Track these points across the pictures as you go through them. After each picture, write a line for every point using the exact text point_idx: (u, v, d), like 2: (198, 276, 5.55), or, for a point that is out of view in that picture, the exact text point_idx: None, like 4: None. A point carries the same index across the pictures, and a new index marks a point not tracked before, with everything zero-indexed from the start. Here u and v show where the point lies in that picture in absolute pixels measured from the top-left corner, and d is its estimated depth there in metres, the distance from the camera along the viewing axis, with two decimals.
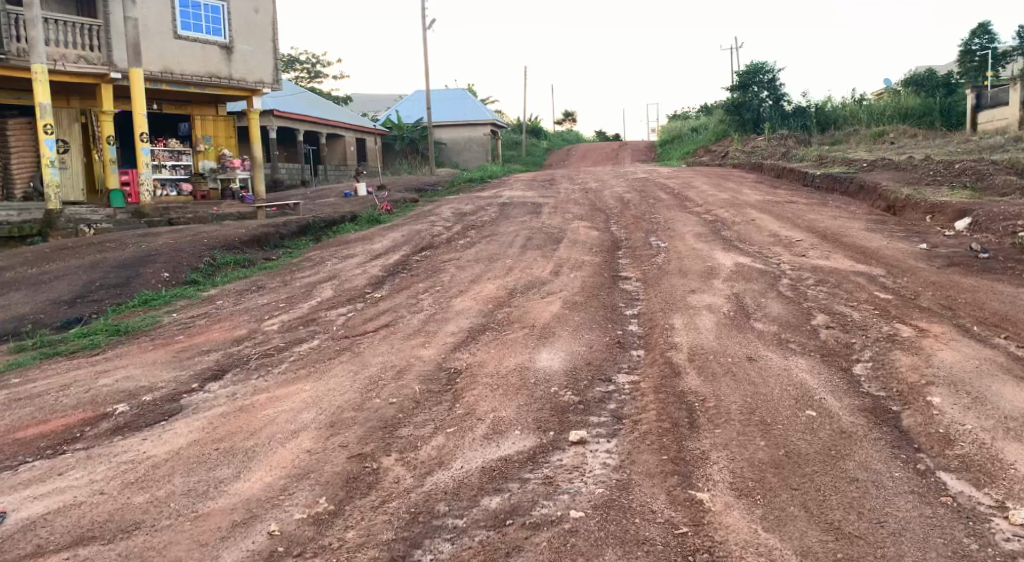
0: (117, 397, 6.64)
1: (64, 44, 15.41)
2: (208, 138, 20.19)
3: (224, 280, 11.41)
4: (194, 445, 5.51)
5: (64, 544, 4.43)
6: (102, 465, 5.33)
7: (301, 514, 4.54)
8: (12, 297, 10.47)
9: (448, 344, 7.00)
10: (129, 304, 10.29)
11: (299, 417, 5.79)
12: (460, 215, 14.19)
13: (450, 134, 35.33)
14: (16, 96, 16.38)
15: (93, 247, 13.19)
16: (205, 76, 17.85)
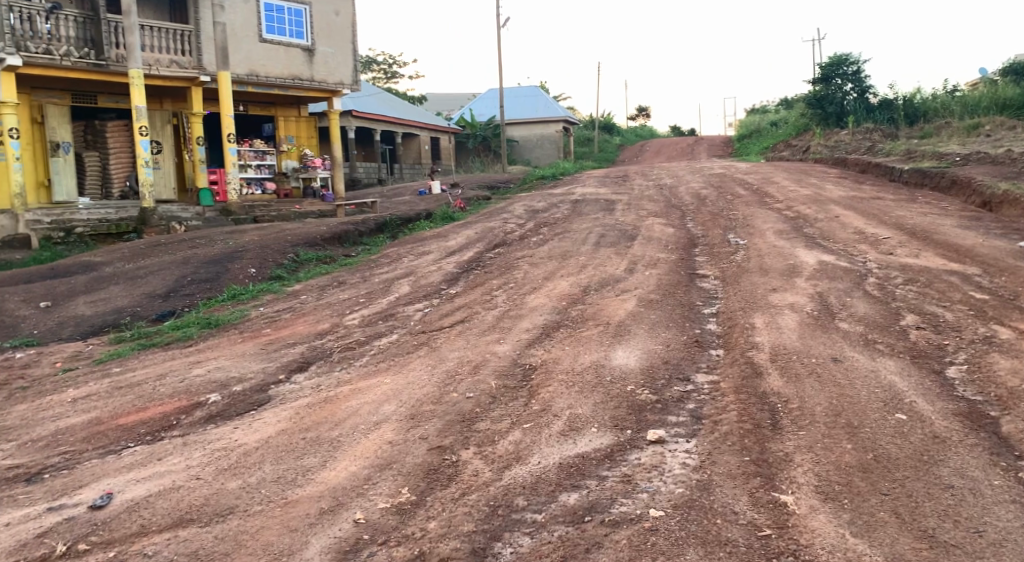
0: (210, 387, 6.93)
1: (157, 49, 16.11)
2: (292, 138, 20.91)
3: (307, 276, 11.74)
4: (282, 434, 5.71)
5: (166, 525, 4.63)
6: (198, 452, 5.56)
7: (386, 503, 4.66)
8: (111, 289, 11.01)
9: (523, 341, 7.04)
10: (218, 298, 10.70)
11: (381, 409, 5.93)
12: (533, 212, 14.24)
13: (524, 132, 35.38)
14: (116, 99, 17.23)
15: (184, 243, 13.76)
16: (287, 77, 18.37)
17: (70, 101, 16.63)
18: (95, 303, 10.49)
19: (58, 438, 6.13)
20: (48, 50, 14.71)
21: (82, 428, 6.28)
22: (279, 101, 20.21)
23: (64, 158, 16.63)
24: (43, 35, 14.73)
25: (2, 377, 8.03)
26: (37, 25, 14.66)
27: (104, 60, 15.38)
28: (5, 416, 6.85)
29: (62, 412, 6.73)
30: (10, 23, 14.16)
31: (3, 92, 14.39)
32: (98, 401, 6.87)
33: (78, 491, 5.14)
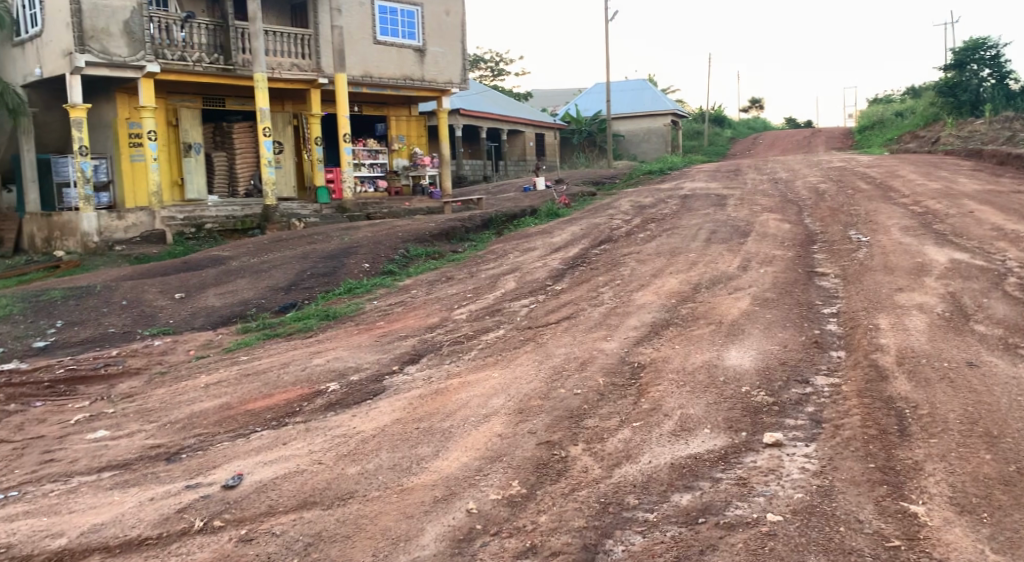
0: (329, 376, 7.23)
1: (280, 53, 16.89)
2: (402, 137, 21.25)
3: (417, 271, 12.03)
4: (397, 423, 5.87)
5: (291, 506, 4.84)
6: (319, 437, 5.80)
7: (497, 495, 4.72)
8: (237, 282, 11.59)
9: (631, 339, 6.97)
10: (335, 292, 11.11)
11: (490, 402, 6.01)
12: (640, 208, 14.06)
13: (630, 126, 35.06)
14: (242, 101, 18.17)
15: (303, 239, 14.35)
16: (400, 78, 18.83)
17: (201, 105, 17.62)
18: (224, 295, 11.09)
19: (193, 421, 6.52)
20: (183, 57, 15.61)
21: (214, 413, 6.65)
22: (391, 100, 20.65)
23: (196, 158, 17.66)
24: (178, 43, 15.65)
25: (142, 362, 8.60)
26: (173, 33, 15.59)
27: (231, 65, 16.23)
28: (146, 398, 7.33)
29: (196, 397, 7.15)
30: (149, 32, 15.11)
31: (143, 97, 15.34)
32: (228, 387, 7.26)
33: (213, 471, 5.44)
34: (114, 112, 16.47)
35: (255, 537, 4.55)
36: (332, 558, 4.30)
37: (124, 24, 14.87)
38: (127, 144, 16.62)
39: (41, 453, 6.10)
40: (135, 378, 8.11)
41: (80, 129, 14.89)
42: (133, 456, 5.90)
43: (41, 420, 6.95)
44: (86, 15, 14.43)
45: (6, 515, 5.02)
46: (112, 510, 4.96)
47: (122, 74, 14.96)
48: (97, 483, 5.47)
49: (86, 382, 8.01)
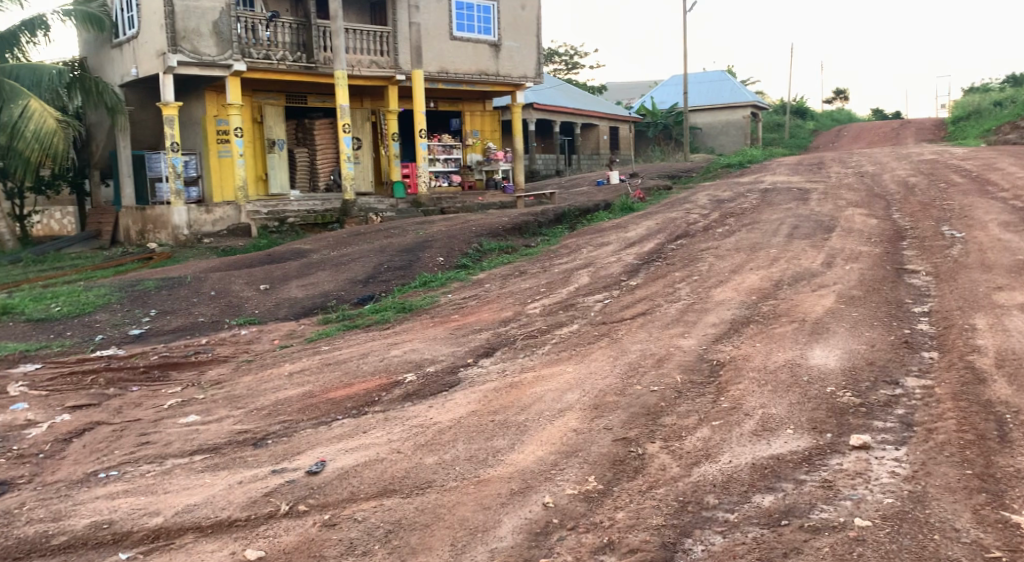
0: (406, 366, 7.35)
1: (360, 51, 17.20)
2: (476, 132, 21.49)
3: (491, 265, 12.09)
4: (473, 415, 5.92)
5: (371, 494, 4.94)
6: (398, 427, 5.90)
7: (573, 490, 4.72)
8: (318, 275, 11.88)
9: (710, 336, 6.85)
10: (411, 285, 11.28)
11: (565, 397, 6.00)
12: (718, 202, 13.80)
13: (707, 119, 34.44)
14: (323, 99, 18.58)
15: (380, 233, 14.61)
16: (475, 73, 18.95)
17: (284, 102, 18.10)
18: (305, 287, 11.38)
19: (278, 408, 6.72)
20: (267, 55, 16.06)
21: (298, 400, 6.83)
22: (466, 95, 20.83)
23: (279, 154, 18.20)
24: (263, 42, 16.11)
25: (230, 350, 8.91)
26: (259, 33, 16.06)
27: (313, 63, 16.62)
28: (233, 385, 7.59)
29: (280, 385, 7.36)
30: (237, 32, 15.59)
31: (230, 95, 15.84)
32: (310, 376, 7.47)
33: (297, 457, 5.60)
34: (203, 109, 17.08)
35: (338, 522, 4.66)
36: (411, 546, 4.37)
37: (213, 24, 15.39)
38: (215, 141, 17.23)
39: (137, 435, 6.38)
40: (223, 365, 8.41)
41: (172, 126, 15.50)
42: (223, 441, 6.11)
43: (137, 403, 7.26)
44: (179, 16, 14.98)
45: (108, 493, 5.26)
46: (203, 492, 5.15)
47: (210, 73, 15.49)
48: (189, 465, 5.69)
49: (178, 368, 8.34)
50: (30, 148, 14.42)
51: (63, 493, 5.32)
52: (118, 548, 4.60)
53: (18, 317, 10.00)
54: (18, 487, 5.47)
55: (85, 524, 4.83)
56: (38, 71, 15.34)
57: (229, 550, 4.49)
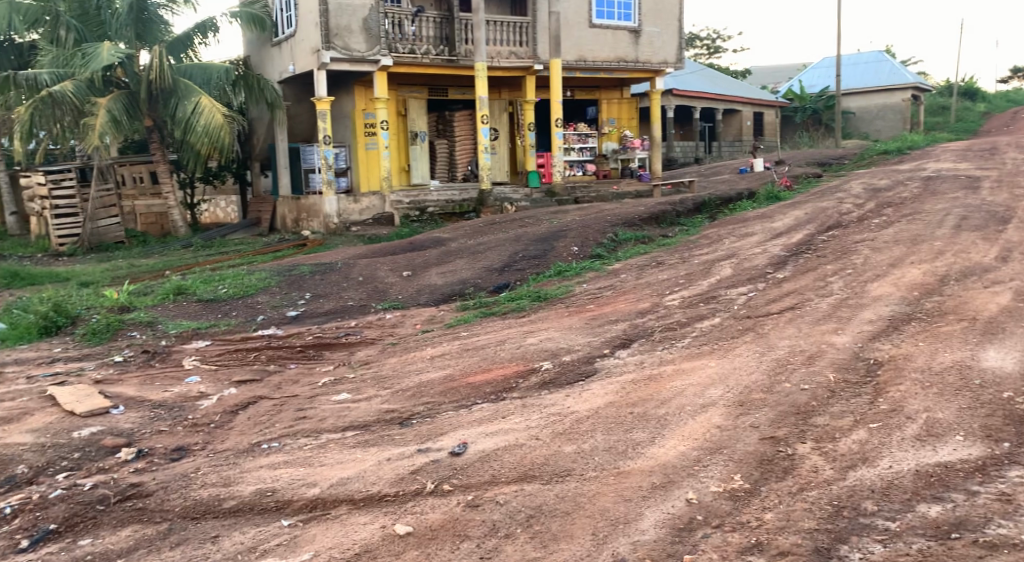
0: (542, 355, 7.40)
1: (500, 42, 17.42)
2: (613, 120, 21.16)
3: (627, 255, 11.96)
4: (611, 405, 5.88)
5: (512, 478, 5.01)
6: (535, 414, 5.94)
7: (718, 488, 4.61)
8: (457, 262, 12.16)
9: (866, 334, 6.48)
10: (546, 274, 11.34)
11: (707, 392, 5.85)
12: (874, 191, 13.04)
13: (862, 103, 32.63)
14: (463, 91, 18.84)
15: (515, 222, 14.77)
16: (613, 61, 18.76)
17: (427, 95, 18.57)
18: (445, 274, 11.66)
19: (421, 390, 6.93)
20: (412, 50, 16.55)
21: (439, 383, 7.02)
22: (604, 82, 20.54)
23: (421, 146, 18.74)
24: (409, 37, 16.61)
25: (376, 333, 9.28)
26: (404, 28, 16.55)
27: (455, 56, 16.97)
28: (380, 366, 7.91)
29: (422, 367, 7.60)
30: (384, 28, 16.15)
31: (377, 89, 16.43)
32: (451, 360, 7.67)
33: (440, 438, 5.75)
34: (352, 103, 17.79)
35: (480, 504, 4.75)
36: (553, 533, 4.41)
37: (362, 21, 16.00)
38: (362, 133, 17.96)
39: (295, 410, 6.74)
40: (370, 347, 8.77)
41: (324, 120, 16.27)
42: (371, 419, 6.37)
43: (294, 380, 7.70)
44: (332, 14, 15.66)
45: (270, 463, 5.60)
46: (355, 466, 5.39)
47: (360, 68, 16.13)
48: (342, 440, 5.97)
49: (330, 348, 8.77)
50: (200, 141, 15.51)
51: (232, 461, 5.70)
52: (280, 515, 4.89)
53: (190, 297, 10.80)
54: (193, 453, 5.92)
55: (251, 491, 5.16)
56: (208, 70, 16.44)
57: (379, 523, 4.67)
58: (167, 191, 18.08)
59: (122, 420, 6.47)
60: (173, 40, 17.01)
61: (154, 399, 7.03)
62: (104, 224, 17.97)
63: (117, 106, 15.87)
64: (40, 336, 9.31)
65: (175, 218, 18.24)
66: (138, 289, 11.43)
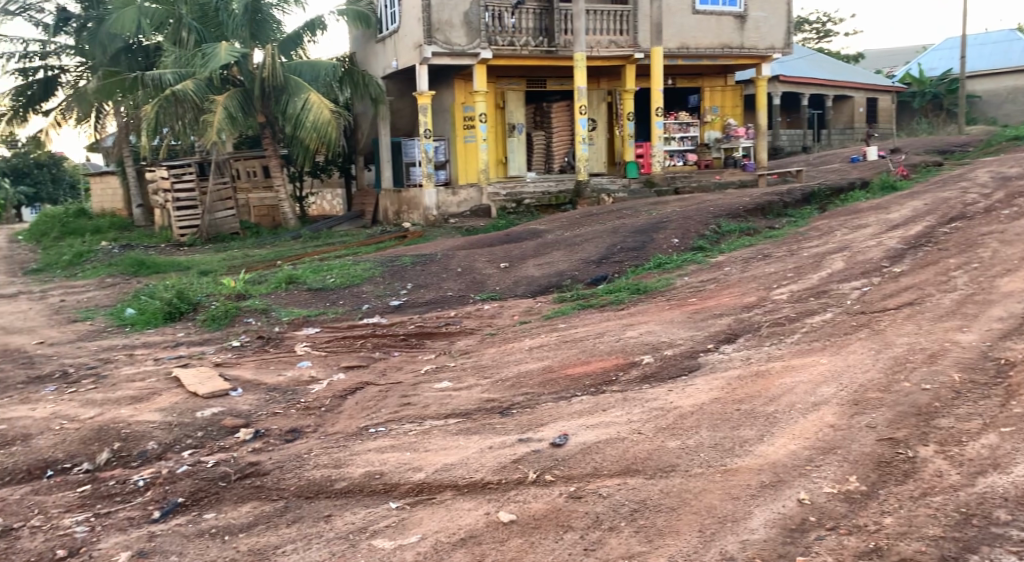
0: (643, 348, 7.31)
1: (600, 31, 17.28)
2: (716, 108, 20.58)
3: (731, 247, 11.66)
4: (716, 402, 5.76)
5: (615, 471, 4.98)
6: (637, 408, 5.88)
7: (832, 488, 4.45)
8: (554, 254, 12.14)
9: (995, 332, 6.11)
10: (646, 267, 11.19)
11: (819, 391, 5.64)
12: (1002, 180, 12.25)
13: (990, 85, 30.69)
14: (561, 82, 18.82)
15: (613, 214, 14.61)
16: (717, 47, 18.29)
17: (525, 87, 18.62)
18: (542, 266, 11.67)
19: (521, 380, 6.97)
20: (512, 42, 16.61)
21: (538, 374, 7.05)
22: (706, 69, 20.08)
23: (518, 138, 18.82)
24: (509, 29, 16.67)
25: (475, 323, 9.39)
26: (504, 20, 16.63)
27: (554, 47, 16.94)
28: (480, 356, 8.00)
29: (521, 358, 7.63)
30: (485, 20, 16.26)
31: (476, 82, 16.58)
32: (549, 351, 7.67)
33: (541, 429, 5.76)
34: (452, 97, 18.03)
35: (583, 496, 4.74)
36: (658, 528, 4.36)
37: (464, 15, 16.18)
38: (461, 126, 18.18)
39: (400, 396, 6.90)
40: (470, 337, 8.87)
41: (425, 114, 16.56)
42: (473, 407, 6.46)
43: (398, 367, 7.89)
44: (434, 9, 15.89)
45: (378, 446, 5.75)
46: (459, 453, 5.47)
47: (461, 61, 16.32)
48: (445, 427, 6.07)
49: (432, 337, 8.92)
50: (309, 136, 16.05)
51: (342, 443, 5.88)
52: (388, 497, 5.03)
53: (301, 285, 11.21)
54: (306, 435, 6.14)
55: (360, 473, 5.31)
56: (317, 67, 16.98)
57: (484, 510, 4.73)
58: (278, 184, 18.81)
59: (240, 402, 6.78)
60: (285, 38, 17.63)
61: (269, 382, 7.33)
62: (221, 215, 18.92)
63: (233, 103, 16.60)
64: (165, 321, 9.86)
65: (285, 210, 18.97)
66: (253, 278, 11.96)
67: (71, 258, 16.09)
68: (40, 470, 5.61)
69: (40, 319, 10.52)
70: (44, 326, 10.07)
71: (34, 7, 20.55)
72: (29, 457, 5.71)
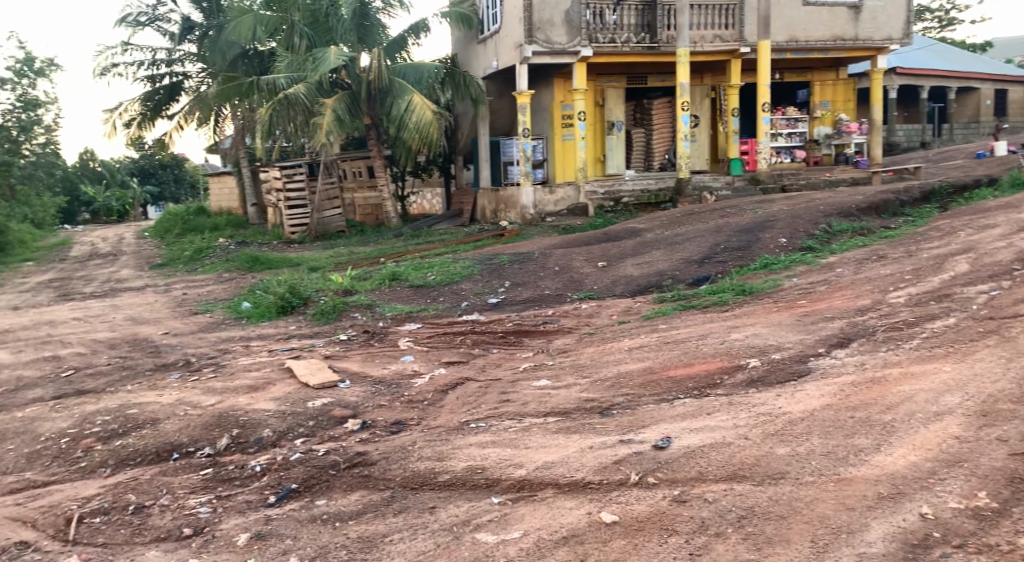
0: (749, 351, 7.10)
1: (704, 26, 16.97)
2: (826, 102, 19.66)
3: (843, 247, 11.18)
4: (828, 408, 5.53)
5: (721, 476, 4.86)
6: (744, 413, 5.71)
7: (958, 504, 4.21)
8: (653, 254, 11.97)
9: None
10: (751, 267, 10.88)
11: (942, 400, 5.34)
12: None
13: None
14: (663, 78, 18.50)
15: (717, 212, 14.30)
16: (829, 40, 17.60)
17: (625, 84, 18.41)
18: (642, 265, 11.51)
19: (621, 380, 6.91)
20: (613, 39, 16.49)
21: (639, 375, 6.96)
22: (816, 62, 19.20)
23: (617, 136, 18.66)
24: (610, 26, 16.59)
25: (574, 322, 9.37)
26: (606, 17, 16.55)
27: (657, 43, 16.68)
28: (579, 355, 7.96)
29: (621, 358, 7.56)
30: (586, 18, 16.20)
31: (576, 80, 16.53)
32: (650, 352, 7.56)
33: (643, 431, 5.68)
34: (551, 96, 18.05)
35: (688, 499, 4.65)
36: (767, 535, 4.24)
37: (565, 13, 16.14)
38: (560, 124, 18.15)
39: (499, 392, 6.95)
40: (567, 335, 8.85)
41: (524, 113, 16.63)
42: (573, 406, 6.44)
43: (497, 364, 7.96)
44: (535, 8, 15.92)
45: (479, 441, 5.80)
46: (559, 451, 5.47)
47: (561, 60, 16.31)
48: (545, 425, 6.07)
49: (530, 335, 8.95)
50: (412, 137, 16.39)
51: (444, 437, 5.96)
52: (490, 492, 5.07)
53: (404, 282, 11.45)
54: (410, 427, 6.27)
55: (463, 467, 5.37)
56: (420, 68, 17.27)
57: (586, 509, 4.70)
58: (382, 184, 19.33)
59: (348, 393, 6.98)
60: (389, 42, 18.14)
61: (375, 375, 7.53)
62: (329, 214, 19.64)
63: (341, 106, 17.12)
64: (278, 315, 10.26)
65: (388, 209, 19.47)
66: (358, 274, 12.31)
67: (193, 254, 16.99)
68: (167, 453, 5.94)
69: (165, 310, 11.14)
70: (169, 317, 10.66)
71: (162, 17, 21.76)
72: (158, 440, 6.04)
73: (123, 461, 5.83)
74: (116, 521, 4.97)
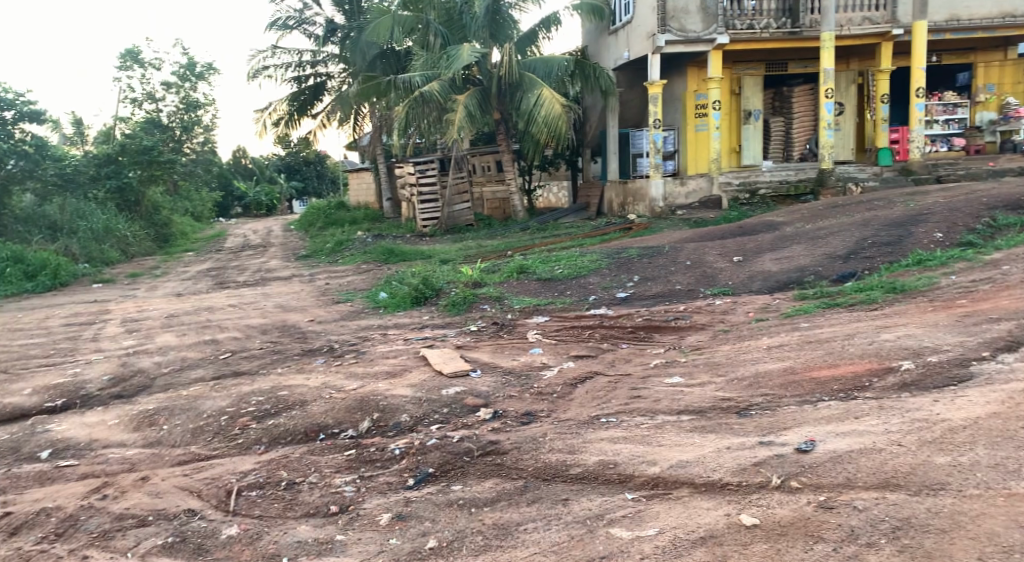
0: (901, 353, 6.66)
1: (852, 8, 16.19)
2: (992, 85, 18.13)
3: (1009, 243, 10.30)
4: (995, 416, 5.09)
5: (872, 484, 4.57)
6: (896, 418, 5.36)
7: None
8: (794, 248, 11.46)
9: None
10: (902, 264, 10.22)
11: None
12: None
13: None
14: (804, 64, 17.73)
15: (863, 205, 13.54)
16: (995, 17, 16.30)
17: (765, 71, 17.73)
18: (781, 260, 11.04)
19: (759, 380, 6.64)
20: (752, 25, 15.96)
21: (779, 375, 6.67)
22: (980, 42, 17.83)
23: (754, 125, 18.00)
24: (748, 12, 16.06)
25: (707, 319, 9.11)
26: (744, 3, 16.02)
27: (799, 27, 15.97)
28: (713, 352, 7.72)
29: (759, 357, 7.27)
30: (723, 4, 15.72)
31: (711, 68, 16.07)
32: (791, 352, 7.22)
33: (784, 432, 5.43)
34: (684, 85, 17.62)
35: (835, 506, 4.41)
36: (926, 550, 3.97)
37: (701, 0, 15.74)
38: (693, 114, 17.70)
39: (630, 388, 6.85)
40: (701, 332, 8.61)
41: (656, 104, 16.30)
42: (708, 405, 6.24)
43: (627, 359, 7.83)
44: None
45: (610, 436, 5.72)
46: (695, 450, 5.30)
47: (696, 48, 15.87)
48: (678, 423, 5.92)
49: (661, 331, 8.77)
50: (541, 131, 16.40)
51: (575, 430, 5.92)
52: (624, 488, 5.00)
53: (532, 275, 11.50)
54: (540, 419, 6.28)
55: (595, 461, 5.32)
56: (550, 62, 17.32)
57: (725, 510, 4.55)
58: (511, 178, 19.55)
59: (480, 383, 7.06)
60: (521, 36, 18.26)
61: (505, 366, 7.60)
62: (458, 208, 20.00)
63: (472, 101, 17.40)
64: (412, 305, 10.55)
65: (516, 203, 19.66)
66: (489, 267, 12.48)
67: (333, 246, 17.75)
68: (314, 433, 6.22)
69: (310, 299, 11.68)
70: (314, 305, 11.19)
71: (309, 21, 22.81)
72: (305, 421, 6.34)
73: (275, 439, 6.16)
74: (269, 496, 5.25)
